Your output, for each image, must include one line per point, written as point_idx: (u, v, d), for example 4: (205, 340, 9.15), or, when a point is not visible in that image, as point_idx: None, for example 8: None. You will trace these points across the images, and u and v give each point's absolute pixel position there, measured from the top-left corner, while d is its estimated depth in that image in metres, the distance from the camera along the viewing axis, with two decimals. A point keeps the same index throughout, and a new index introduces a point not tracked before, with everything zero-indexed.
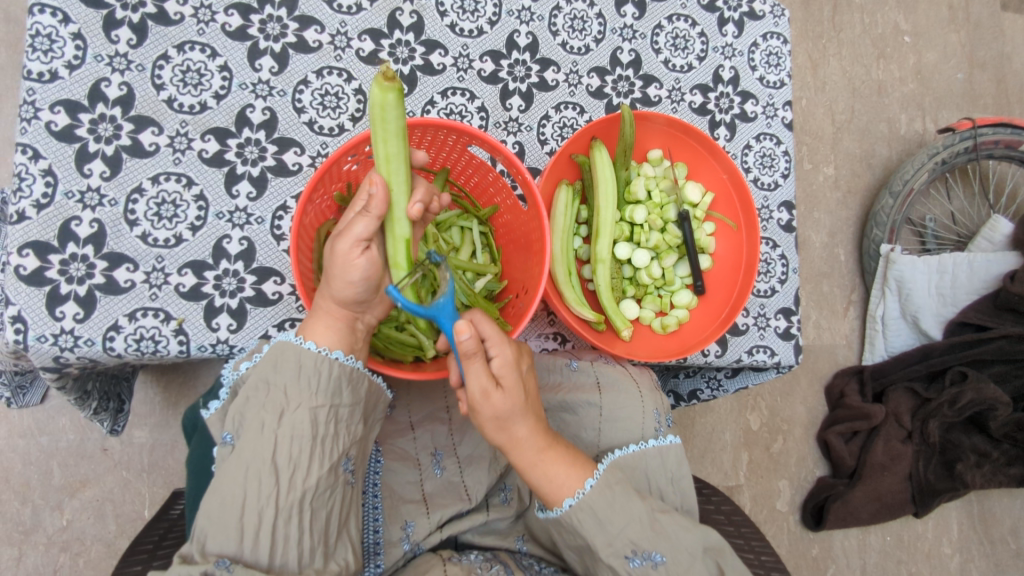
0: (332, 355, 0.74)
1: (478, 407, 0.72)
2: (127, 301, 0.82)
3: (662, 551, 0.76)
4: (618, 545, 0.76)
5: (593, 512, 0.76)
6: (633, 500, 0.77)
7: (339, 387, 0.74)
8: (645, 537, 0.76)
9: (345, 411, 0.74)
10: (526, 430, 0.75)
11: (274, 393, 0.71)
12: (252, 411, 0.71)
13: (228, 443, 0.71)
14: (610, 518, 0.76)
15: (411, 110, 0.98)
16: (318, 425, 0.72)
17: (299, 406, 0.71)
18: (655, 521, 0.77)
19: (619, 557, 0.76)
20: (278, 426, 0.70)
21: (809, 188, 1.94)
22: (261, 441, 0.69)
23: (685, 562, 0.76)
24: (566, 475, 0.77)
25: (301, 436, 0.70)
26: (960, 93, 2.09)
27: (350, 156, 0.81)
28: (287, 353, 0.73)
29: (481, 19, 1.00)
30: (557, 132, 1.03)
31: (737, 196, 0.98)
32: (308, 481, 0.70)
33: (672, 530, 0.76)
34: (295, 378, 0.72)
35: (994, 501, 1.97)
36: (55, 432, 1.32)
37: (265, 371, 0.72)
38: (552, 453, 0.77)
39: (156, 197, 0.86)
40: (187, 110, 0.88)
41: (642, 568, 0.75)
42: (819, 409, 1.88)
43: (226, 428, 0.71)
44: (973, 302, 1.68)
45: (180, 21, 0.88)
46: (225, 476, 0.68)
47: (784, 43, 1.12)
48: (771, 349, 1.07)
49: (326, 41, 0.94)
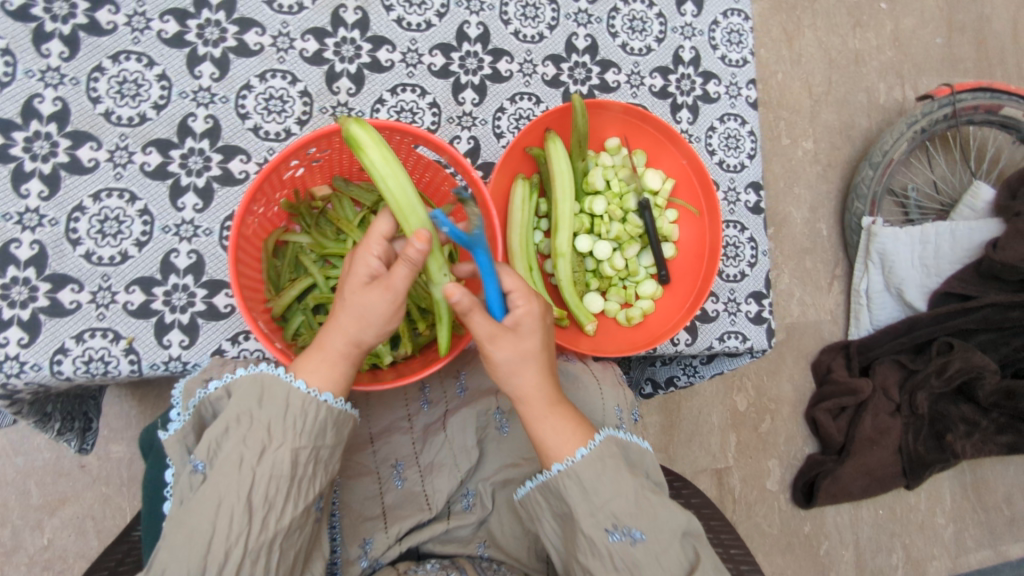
0: (321, 397, 0.73)
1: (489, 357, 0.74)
2: (73, 322, 0.80)
3: (644, 530, 0.73)
4: (601, 517, 0.74)
5: (580, 480, 0.75)
6: (623, 475, 0.75)
7: (323, 429, 0.74)
8: (629, 513, 0.73)
9: (324, 452, 0.74)
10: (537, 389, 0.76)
11: (257, 427, 0.70)
12: (231, 443, 0.69)
13: (199, 472, 0.69)
14: (597, 488, 0.74)
15: (359, 110, 0.95)
16: (298, 465, 0.71)
17: (282, 445, 0.70)
18: (640, 498, 0.75)
19: (600, 529, 0.73)
20: (258, 462, 0.69)
21: (788, 163, 1.91)
22: (239, 476, 0.68)
23: (664, 544, 0.73)
24: (563, 432, 0.77)
25: (279, 475, 0.70)
26: (939, 58, 2.05)
27: (292, 160, 0.80)
28: (276, 388, 0.72)
29: (428, 12, 0.98)
30: (513, 124, 1.01)
31: (698, 181, 0.95)
32: (281, 521, 0.70)
33: (657, 511, 0.74)
34: (281, 416, 0.71)
35: (986, 469, 1.97)
36: (31, 451, 1.31)
37: (249, 404, 0.71)
38: (562, 417, 0.78)
39: (98, 214, 0.84)
40: (126, 122, 0.86)
41: (620, 545, 0.73)
42: (806, 386, 1.87)
43: (198, 454, 0.69)
44: (957, 272, 1.67)
45: (113, 30, 0.86)
46: (195, 507, 0.67)
47: (745, 20, 1.11)
48: (742, 334, 1.07)
49: (268, 43, 0.91)
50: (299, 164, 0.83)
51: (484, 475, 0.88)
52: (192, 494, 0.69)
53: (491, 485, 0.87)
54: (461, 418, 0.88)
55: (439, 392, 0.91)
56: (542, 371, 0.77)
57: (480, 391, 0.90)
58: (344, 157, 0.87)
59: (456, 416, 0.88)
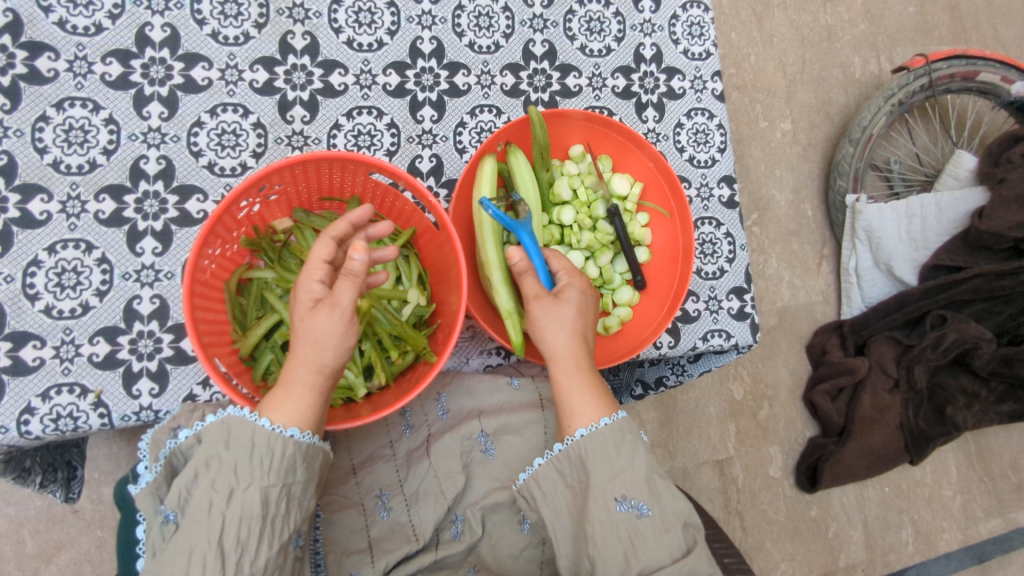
0: (286, 432, 0.70)
1: (532, 316, 0.83)
2: (38, 380, 0.79)
3: (650, 505, 0.73)
4: (613, 484, 0.74)
5: (602, 447, 0.76)
6: (640, 452, 0.76)
7: (293, 465, 0.71)
8: (638, 489, 0.74)
9: (298, 488, 0.71)
10: (571, 356, 0.82)
11: (225, 470, 0.68)
12: (199, 488, 0.68)
13: (171, 521, 0.68)
14: (615, 458, 0.75)
15: (316, 137, 0.93)
16: (269, 505, 0.69)
17: (250, 485, 0.68)
18: (651, 478, 0.75)
19: (608, 496, 0.73)
20: (227, 504, 0.67)
21: (768, 146, 1.89)
22: (209, 521, 0.66)
23: (666, 523, 0.72)
24: (591, 403, 0.79)
25: (250, 516, 0.67)
26: (913, 26, 2.02)
27: (244, 200, 0.78)
28: (240, 429, 0.70)
29: (379, 31, 0.96)
30: (475, 137, 0.99)
31: (665, 183, 0.93)
32: (256, 564, 0.67)
33: (664, 492, 0.74)
34: (248, 456, 0.69)
35: (990, 437, 1.95)
36: (22, 501, 1.30)
37: (216, 446, 0.69)
38: (590, 389, 0.81)
39: (55, 267, 0.82)
40: (76, 170, 0.84)
41: (626, 515, 0.72)
42: (802, 368, 1.85)
43: (168, 504, 0.68)
44: (945, 243, 1.64)
45: (55, 77, 0.84)
46: (167, 555, 0.65)
47: (705, 11, 1.09)
48: (726, 332, 1.05)
49: (216, 77, 0.89)
50: (252, 202, 0.80)
51: (473, 500, 0.86)
52: (166, 544, 0.68)
53: (479, 510, 0.85)
54: (445, 444, 0.87)
55: (421, 416, 0.89)
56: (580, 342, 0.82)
57: (462, 413, 0.89)
58: (301, 188, 0.85)
59: (441, 442, 0.87)
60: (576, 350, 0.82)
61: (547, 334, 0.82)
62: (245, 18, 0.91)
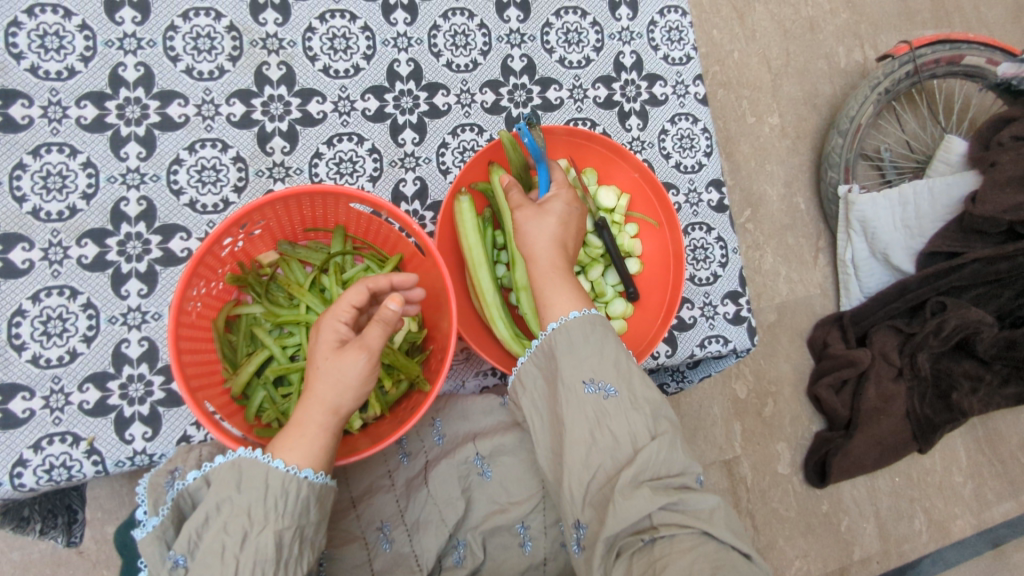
0: (300, 474, 0.70)
1: (516, 223, 0.82)
2: (29, 431, 0.78)
3: (618, 388, 0.74)
4: (581, 369, 0.74)
5: (572, 336, 0.76)
6: (610, 340, 0.76)
7: (306, 506, 0.71)
8: (606, 372, 0.74)
9: (310, 529, 0.71)
10: (551, 255, 0.81)
11: (237, 513, 0.67)
12: (210, 533, 0.67)
13: (181, 566, 0.66)
14: (586, 346, 0.75)
15: (297, 167, 0.92)
16: (282, 547, 0.68)
17: (264, 528, 0.67)
18: (621, 363, 0.75)
19: (577, 380, 0.74)
20: (241, 549, 0.66)
21: (757, 141, 1.88)
22: (223, 567, 0.66)
23: (636, 404, 0.73)
24: (570, 297, 0.79)
25: (265, 560, 0.67)
26: (895, 13, 2.02)
27: (226, 239, 0.77)
28: (253, 470, 0.69)
29: (355, 56, 0.96)
30: (458, 157, 0.98)
31: (652, 193, 0.93)
32: None
33: (636, 382, 0.75)
34: (261, 499, 0.68)
35: (998, 420, 1.94)
36: (26, 545, 1.29)
37: (227, 490, 0.68)
38: (571, 288, 0.80)
39: (40, 315, 0.81)
40: (57, 217, 0.83)
41: (595, 397, 0.73)
42: (805, 363, 1.84)
43: (177, 548, 0.66)
44: (941, 229, 1.62)
45: (30, 124, 0.83)
46: None
47: (683, 15, 1.08)
48: (723, 337, 1.04)
49: (193, 113, 0.89)
50: (235, 240, 0.79)
51: (474, 523, 0.83)
52: None
53: (481, 534, 0.82)
54: (442, 470, 0.84)
55: (417, 443, 0.88)
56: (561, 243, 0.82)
57: (458, 438, 0.88)
58: (285, 221, 0.84)
59: (438, 468, 0.85)
60: (557, 248, 0.82)
61: (527, 237, 0.81)
62: (219, 51, 0.91)
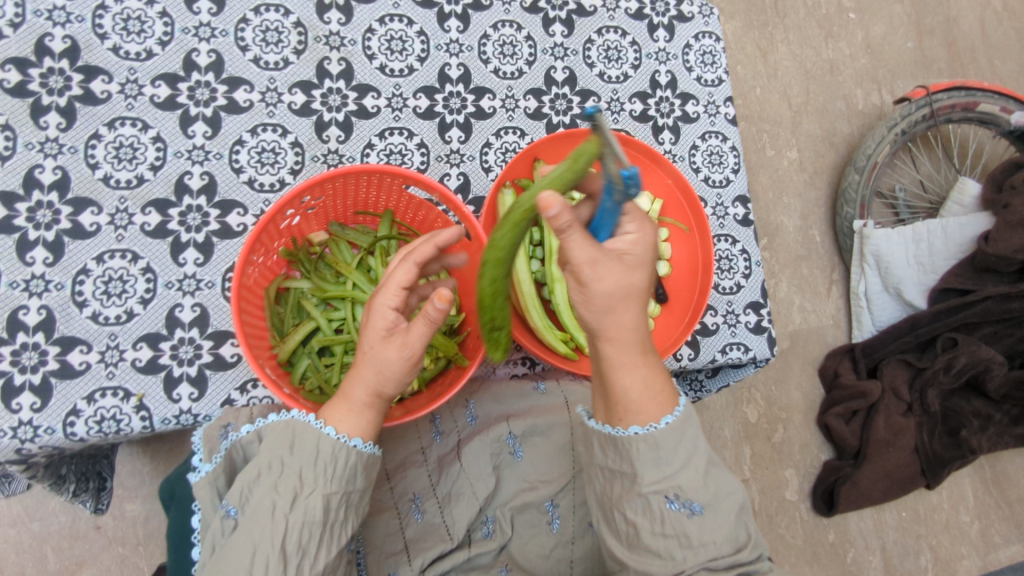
0: (350, 442, 0.73)
1: (593, 285, 0.69)
2: (84, 383, 0.82)
3: (702, 503, 0.72)
4: (665, 484, 0.72)
5: (656, 444, 0.73)
6: (696, 446, 0.74)
7: (354, 473, 0.74)
8: (693, 486, 0.72)
9: (357, 496, 0.74)
10: (628, 334, 0.74)
11: (289, 475, 0.71)
12: (262, 492, 0.70)
13: (231, 517, 0.70)
14: (670, 457, 0.73)
15: (350, 155, 0.98)
16: (329, 511, 0.71)
17: (313, 491, 0.70)
18: (706, 472, 0.73)
19: (658, 495, 0.72)
20: (291, 509, 0.69)
21: (775, 173, 1.94)
22: (273, 525, 0.68)
23: (721, 519, 0.72)
24: (647, 390, 0.75)
25: (312, 522, 0.69)
26: (913, 61, 2.10)
27: (288, 211, 0.82)
28: (304, 434, 0.73)
29: (410, 57, 1.02)
30: (501, 157, 1.04)
31: (683, 198, 0.98)
32: (316, 568, 0.70)
33: (719, 487, 0.73)
34: (312, 463, 0.72)
35: (1006, 462, 1.95)
36: (45, 516, 1.31)
37: (279, 449, 0.73)
38: (647, 375, 0.75)
39: (102, 275, 0.86)
40: (125, 185, 0.88)
41: (677, 514, 0.71)
42: (816, 392, 1.86)
43: (229, 500, 0.71)
44: (953, 267, 1.67)
45: (108, 98, 0.89)
46: (230, 555, 0.67)
47: (716, 41, 1.15)
48: (744, 345, 1.08)
49: (257, 99, 0.95)
50: (294, 214, 0.85)
51: (502, 500, 0.88)
52: (224, 539, 0.70)
53: (509, 510, 0.88)
54: (474, 447, 0.89)
55: (450, 423, 0.92)
56: (635, 312, 0.73)
57: (490, 418, 0.92)
58: (340, 201, 0.90)
59: (470, 446, 0.89)
60: (633, 325, 0.74)
61: (603, 312, 0.72)
62: (285, 44, 0.97)
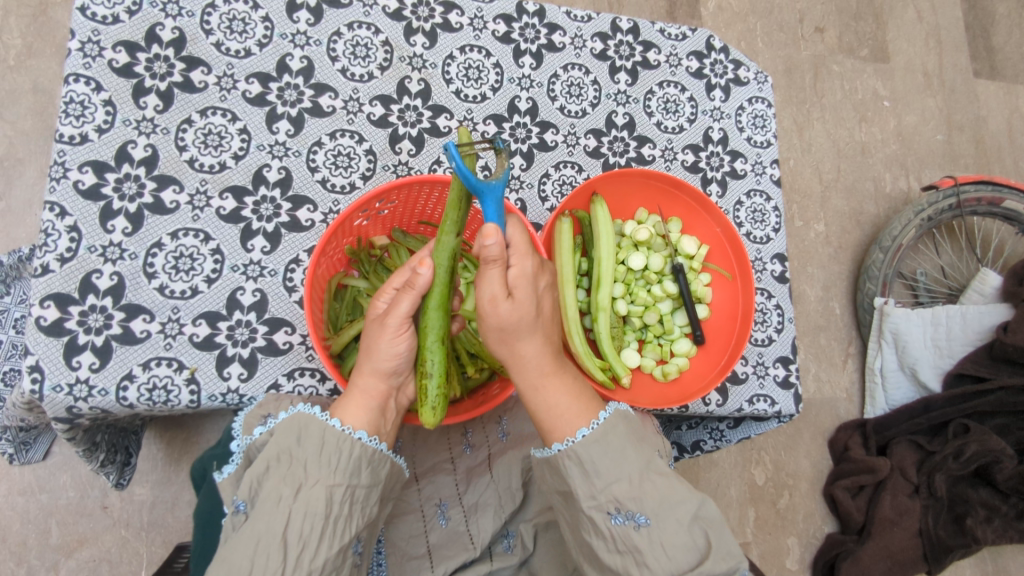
0: (355, 434, 0.74)
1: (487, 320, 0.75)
2: (142, 350, 0.85)
3: (648, 514, 0.70)
4: (602, 500, 0.73)
5: (589, 454, 0.74)
6: (627, 453, 0.74)
7: (358, 467, 0.73)
8: (630, 496, 0.72)
9: (361, 492, 0.73)
10: (535, 359, 0.78)
11: (295, 466, 0.70)
12: (269, 482, 0.69)
13: (241, 512, 0.69)
14: (602, 471, 0.74)
15: (418, 169, 1.04)
16: (333, 505, 0.70)
17: (317, 483, 0.70)
18: (645, 480, 0.73)
19: (601, 512, 0.72)
20: (295, 499, 0.68)
21: (801, 244, 2.00)
22: (276, 513, 0.67)
23: (670, 532, 0.70)
24: (566, 409, 0.78)
25: (315, 513, 0.68)
26: (941, 153, 2.17)
27: (361, 213, 0.87)
28: (312, 426, 0.72)
29: (484, 86, 1.08)
30: (557, 188, 1.09)
31: (730, 248, 1.02)
32: (316, 562, 0.68)
33: (663, 493, 0.72)
34: (318, 455, 0.72)
35: (1007, 558, 1.93)
36: (56, 489, 1.31)
37: (287, 441, 0.71)
38: (564, 395, 0.79)
39: (174, 251, 0.89)
40: (207, 169, 0.93)
41: (623, 527, 0.71)
42: (823, 463, 1.88)
43: (239, 494, 0.69)
44: (969, 354, 1.69)
45: (204, 88, 0.94)
46: (233, 544, 0.66)
47: (768, 107, 1.21)
48: (771, 398, 1.10)
49: (340, 106, 1.01)
50: (366, 217, 0.89)
51: (527, 516, 0.89)
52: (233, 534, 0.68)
53: (532, 526, 0.88)
54: (505, 460, 0.90)
55: (481, 436, 0.94)
56: (536, 341, 0.78)
57: (520, 435, 0.93)
58: (406, 209, 0.95)
59: (501, 460, 0.90)
60: (539, 352, 0.78)
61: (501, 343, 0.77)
62: (372, 60, 1.03)
